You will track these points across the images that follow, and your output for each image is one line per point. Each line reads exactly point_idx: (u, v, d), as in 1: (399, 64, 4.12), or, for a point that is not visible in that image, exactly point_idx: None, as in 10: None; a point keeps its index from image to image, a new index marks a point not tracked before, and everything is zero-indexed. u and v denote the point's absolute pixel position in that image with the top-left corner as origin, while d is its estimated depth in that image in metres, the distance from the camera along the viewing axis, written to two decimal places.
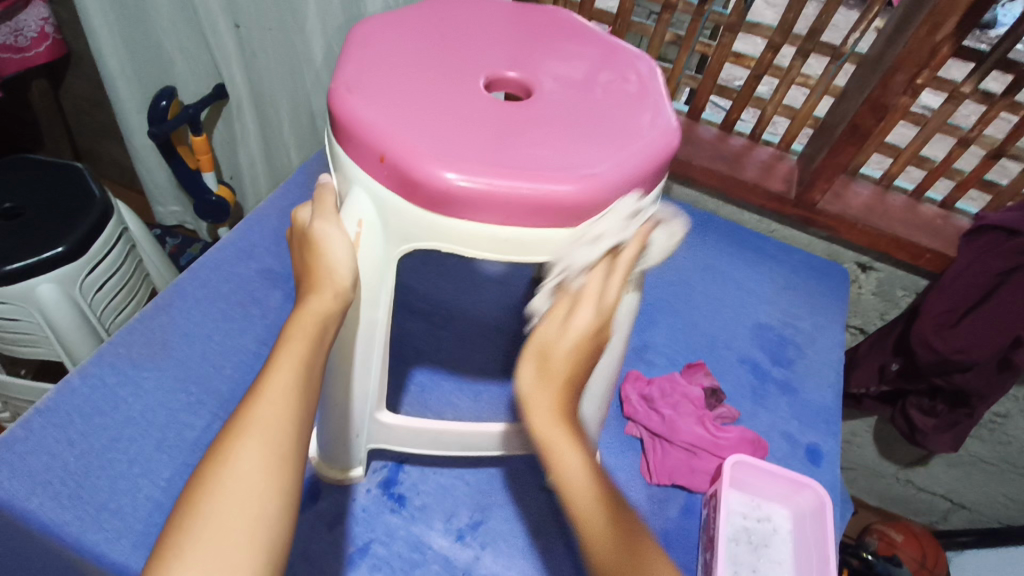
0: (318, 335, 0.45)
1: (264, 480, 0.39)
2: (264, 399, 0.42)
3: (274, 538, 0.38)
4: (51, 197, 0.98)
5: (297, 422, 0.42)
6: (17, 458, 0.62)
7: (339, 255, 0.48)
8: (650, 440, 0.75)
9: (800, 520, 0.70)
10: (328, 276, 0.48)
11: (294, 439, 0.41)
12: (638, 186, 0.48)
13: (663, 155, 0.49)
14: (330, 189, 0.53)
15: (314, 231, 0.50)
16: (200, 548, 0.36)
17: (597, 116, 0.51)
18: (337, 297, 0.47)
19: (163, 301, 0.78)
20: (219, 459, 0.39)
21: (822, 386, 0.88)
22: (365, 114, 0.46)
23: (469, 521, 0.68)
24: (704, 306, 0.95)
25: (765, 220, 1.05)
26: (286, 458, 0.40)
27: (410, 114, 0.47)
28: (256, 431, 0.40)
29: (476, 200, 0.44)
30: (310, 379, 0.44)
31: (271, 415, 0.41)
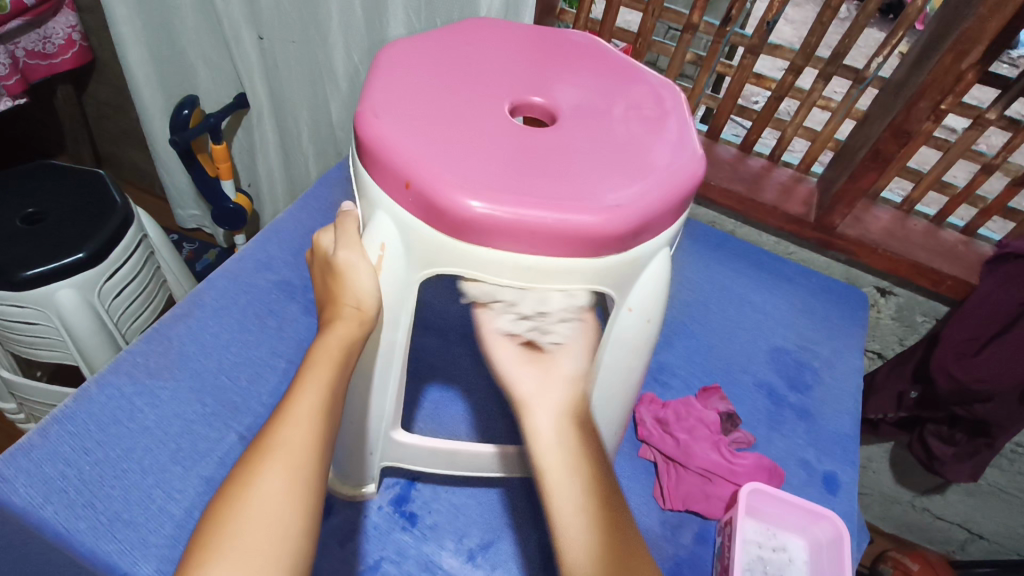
0: (343, 361, 0.47)
1: (288, 500, 0.40)
2: (289, 421, 0.44)
3: (295, 557, 0.39)
4: (73, 203, 1.00)
5: (318, 445, 0.44)
6: (33, 465, 0.63)
7: (363, 283, 0.49)
8: (665, 465, 0.74)
9: (817, 551, 0.69)
10: (352, 303, 0.48)
11: (316, 464, 0.43)
12: (663, 214, 0.48)
13: (688, 185, 0.49)
14: (352, 217, 0.54)
15: (339, 259, 0.50)
16: (225, 567, 0.37)
17: (620, 145, 0.50)
18: (361, 324, 0.48)
19: (181, 311, 0.79)
20: (243, 481, 0.41)
21: (840, 413, 0.86)
22: (390, 138, 0.46)
23: (480, 542, 0.67)
24: (721, 327, 0.94)
25: (782, 242, 1.04)
26: (309, 477, 0.42)
27: (434, 139, 0.47)
28: (279, 456, 0.42)
29: (500, 229, 0.44)
30: (334, 403, 0.46)
31: (296, 437, 0.43)
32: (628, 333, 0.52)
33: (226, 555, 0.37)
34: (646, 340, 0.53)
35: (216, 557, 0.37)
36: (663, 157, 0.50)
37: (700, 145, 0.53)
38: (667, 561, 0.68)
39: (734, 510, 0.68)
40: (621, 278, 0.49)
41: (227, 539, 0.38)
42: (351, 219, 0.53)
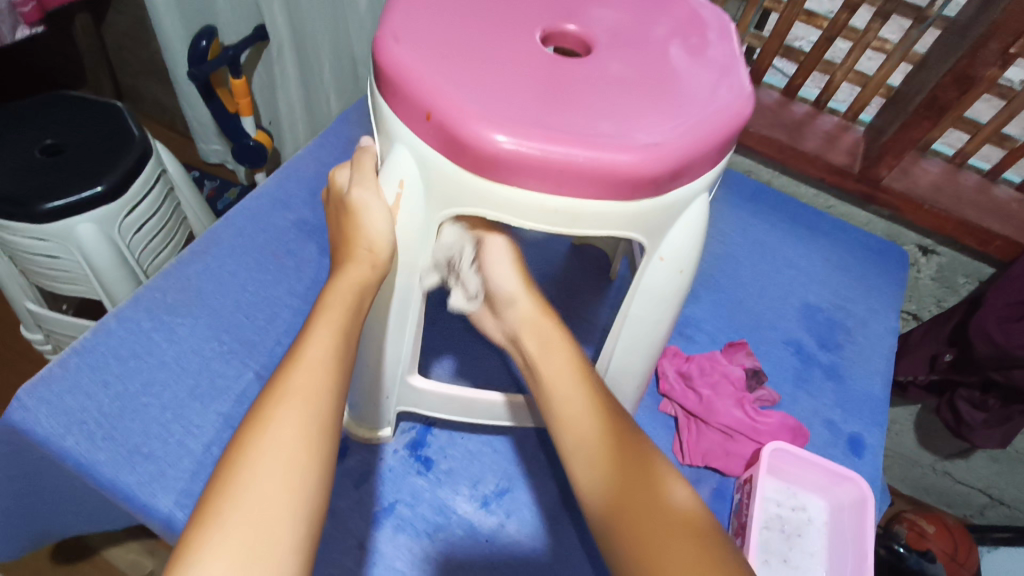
0: (356, 304, 0.45)
1: (303, 445, 0.38)
2: (301, 362, 0.42)
3: (310, 505, 0.37)
4: (92, 135, 0.98)
5: (331, 390, 0.42)
6: (55, 396, 0.63)
7: (379, 226, 0.46)
8: (685, 420, 0.73)
9: (838, 512, 0.68)
10: (366, 247, 0.46)
11: (330, 411, 0.41)
12: (706, 154, 0.44)
13: (733, 124, 0.45)
14: (369, 154, 0.50)
15: (352, 198, 0.47)
16: (240, 507, 0.35)
17: (660, 78, 0.46)
18: (373, 269, 0.46)
19: (199, 248, 0.78)
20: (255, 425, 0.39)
21: (871, 374, 0.83)
22: (411, 66, 0.42)
23: (495, 488, 0.67)
24: (751, 282, 0.90)
25: (822, 194, 0.99)
26: (324, 417, 0.40)
27: (458, 67, 0.43)
28: (292, 401, 0.40)
29: (526, 166, 0.40)
30: (349, 344, 0.44)
31: (308, 377, 0.41)
32: (659, 284, 0.48)
33: (237, 499, 0.35)
34: (678, 292, 0.49)
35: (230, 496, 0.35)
36: (708, 93, 0.46)
37: (748, 80, 0.48)
38: None
39: (755, 469, 0.67)
40: (654, 224, 0.45)
41: (239, 484, 0.36)
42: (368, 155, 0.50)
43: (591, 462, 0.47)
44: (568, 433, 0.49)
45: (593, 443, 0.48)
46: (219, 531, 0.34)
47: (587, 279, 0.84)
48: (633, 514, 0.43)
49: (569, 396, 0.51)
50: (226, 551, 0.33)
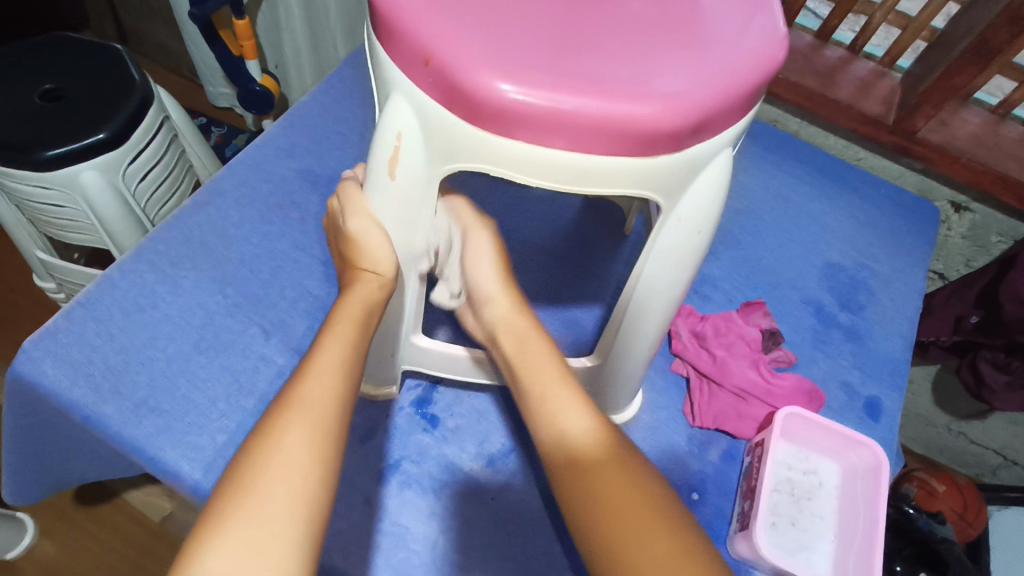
0: (364, 320, 0.47)
1: (311, 450, 0.39)
2: (310, 377, 0.43)
3: (316, 508, 0.38)
4: (91, 80, 0.94)
5: (339, 397, 0.43)
6: (60, 348, 0.63)
7: (380, 247, 0.48)
8: (697, 381, 0.71)
9: (850, 477, 0.66)
10: (372, 265, 0.49)
11: (339, 417, 0.42)
12: (733, 103, 0.40)
13: (765, 71, 0.40)
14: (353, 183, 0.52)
15: (349, 228, 0.49)
16: (246, 514, 0.35)
17: (685, 17, 0.42)
18: (382, 286, 0.49)
19: (201, 199, 0.76)
20: (264, 432, 0.39)
21: (893, 336, 0.81)
22: (408, 5, 0.38)
23: (502, 447, 0.66)
24: (772, 239, 0.87)
25: (852, 146, 0.94)
26: (330, 428, 0.41)
27: (460, 5, 0.39)
28: (302, 407, 0.41)
29: (534, 118, 0.37)
30: (356, 363, 0.45)
31: (317, 391, 0.42)
32: (675, 245, 0.45)
33: (246, 501, 0.36)
34: (696, 254, 0.46)
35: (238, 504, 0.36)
36: (738, 35, 0.41)
37: (783, 19, 0.43)
38: (692, 477, 0.66)
39: (768, 433, 0.65)
40: (671, 181, 0.42)
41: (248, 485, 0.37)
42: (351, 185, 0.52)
43: (561, 444, 0.47)
44: (541, 407, 0.49)
45: (567, 427, 0.47)
46: (227, 531, 0.35)
47: (601, 234, 0.81)
48: (597, 492, 0.43)
49: (546, 381, 0.50)
50: (228, 551, 0.34)
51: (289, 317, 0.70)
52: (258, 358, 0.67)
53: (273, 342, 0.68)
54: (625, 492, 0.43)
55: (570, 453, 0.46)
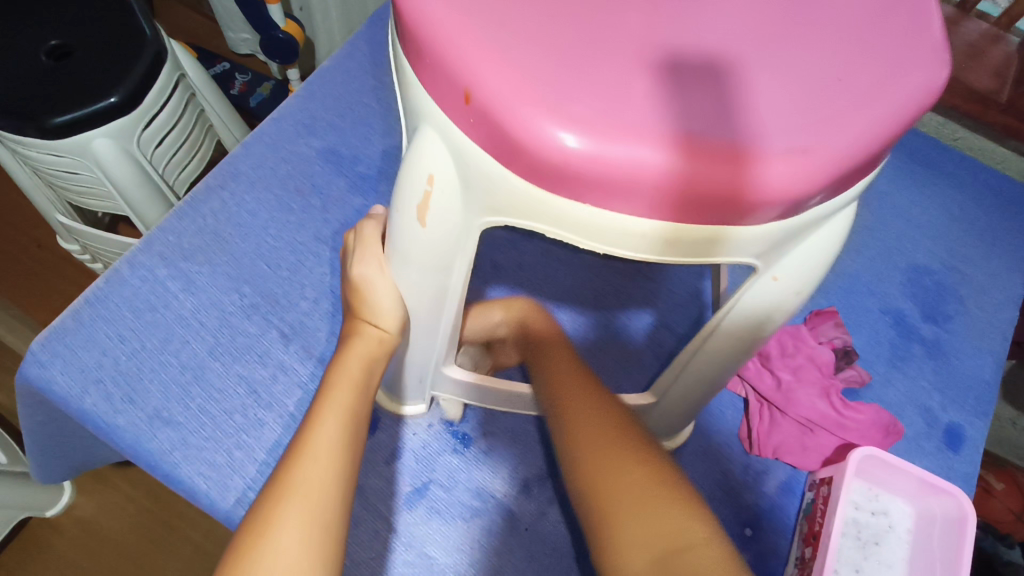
0: (364, 377, 0.45)
1: (306, 550, 0.35)
2: (307, 456, 0.39)
3: None
4: (100, 31, 0.84)
5: (339, 480, 0.39)
6: (70, 352, 0.59)
7: (384, 298, 0.44)
8: (757, 404, 0.64)
9: (925, 523, 0.60)
10: (378, 316, 0.44)
11: (338, 505, 0.38)
12: (870, 155, 0.30)
13: (920, 106, 0.31)
14: (372, 223, 0.48)
15: (353, 275, 0.46)
16: None
17: (810, 32, 0.32)
18: (382, 342, 0.45)
19: (216, 182, 0.69)
20: (256, 531, 0.35)
21: (981, 353, 0.71)
22: (445, 22, 0.30)
23: (537, 472, 0.61)
24: (848, 234, 0.76)
25: (949, 123, 0.81)
26: (328, 523, 0.37)
27: (513, 22, 0.30)
28: (296, 495, 0.37)
29: (607, 178, 0.29)
30: (356, 433, 0.42)
31: (313, 474, 0.38)
32: (763, 309, 0.37)
33: None
34: (785, 317, 0.39)
35: None
36: (879, 56, 0.32)
37: (939, 30, 0.33)
38: (745, 512, 0.60)
39: (838, 471, 0.58)
40: (770, 245, 0.34)
41: None
42: (370, 226, 0.48)
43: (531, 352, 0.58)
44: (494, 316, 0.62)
45: (536, 329, 0.60)
46: None
47: None
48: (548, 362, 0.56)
49: (522, 306, 0.62)
50: None
51: (310, 320, 0.65)
52: (277, 366, 0.62)
53: (293, 348, 0.63)
54: (570, 382, 0.52)
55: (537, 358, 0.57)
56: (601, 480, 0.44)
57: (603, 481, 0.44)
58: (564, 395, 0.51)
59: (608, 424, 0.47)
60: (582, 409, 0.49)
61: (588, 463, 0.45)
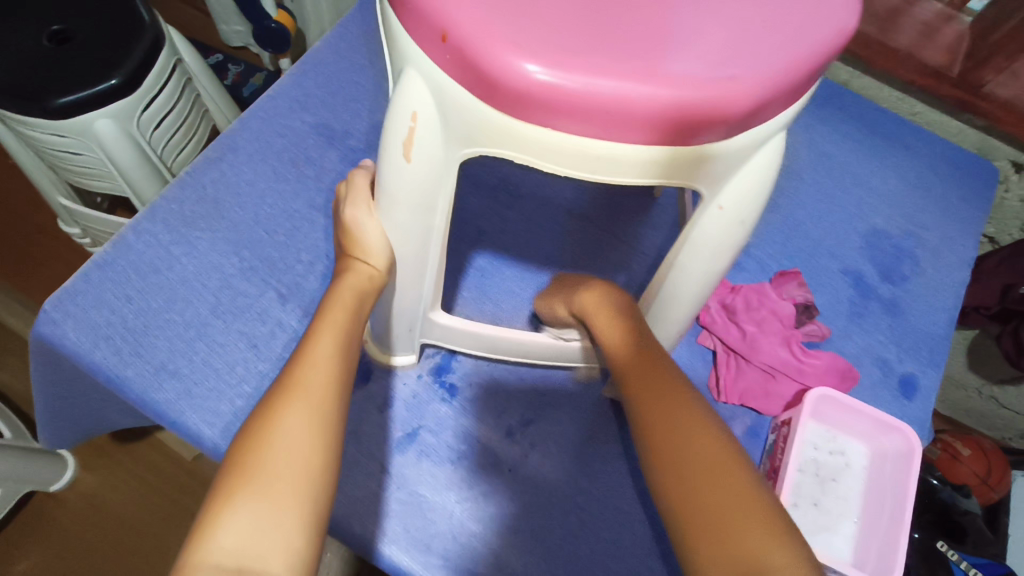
0: (356, 308, 0.49)
1: (310, 433, 0.40)
2: (309, 362, 0.44)
3: (318, 486, 0.39)
4: (99, 16, 0.87)
5: (337, 382, 0.44)
6: (80, 310, 0.62)
7: (372, 237, 0.48)
8: (724, 355, 0.68)
9: (879, 460, 0.65)
10: (367, 256, 0.49)
11: (338, 400, 0.43)
12: (790, 86, 0.36)
13: (832, 46, 0.36)
14: (361, 174, 0.53)
15: (346, 218, 0.50)
16: (254, 490, 0.37)
17: None
18: (372, 279, 0.49)
19: (214, 154, 0.73)
20: (266, 418, 0.40)
21: (934, 310, 0.76)
22: None
23: (520, 419, 0.65)
24: (812, 202, 0.81)
25: (907, 99, 0.86)
26: (329, 414, 0.42)
27: None
28: (300, 391, 0.42)
29: (567, 105, 0.34)
30: (351, 350, 0.47)
31: (315, 375, 0.43)
32: (713, 234, 0.42)
33: (254, 481, 0.37)
34: (736, 243, 0.44)
35: (247, 480, 0.37)
36: (800, 3, 0.37)
37: None
38: None
39: (796, 412, 0.63)
40: (709, 170, 0.39)
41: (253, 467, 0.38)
42: (360, 177, 0.53)
43: (612, 363, 0.51)
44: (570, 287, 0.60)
45: (614, 334, 0.52)
46: (236, 508, 0.36)
47: (630, 197, 0.76)
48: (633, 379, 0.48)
49: (597, 301, 0.55)
50: (240, 521, 0.36)
51: (306, 281, 0.69)
52: (276, 323, 0.66)
53: (290, 306, 0.67)
54: (656, 390, 0.46)
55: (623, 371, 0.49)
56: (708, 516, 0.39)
57: (703, 518, 0.39)
58: (651, 407, 0.45)
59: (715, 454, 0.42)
60: (674, 427, 0.44)
61: (696, 500, 0.40)
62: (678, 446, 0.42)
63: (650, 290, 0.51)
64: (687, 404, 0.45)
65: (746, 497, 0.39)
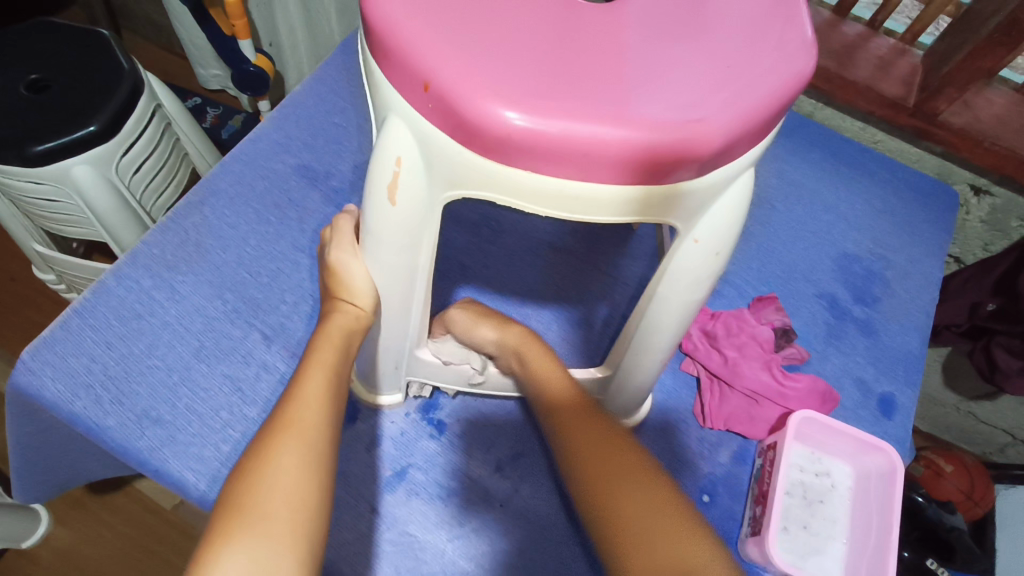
0: (343, 348, 0.49)
1: (303, 472, 0.40)
2: (297, 404, 0.44)
3: (312, 526, 0.38)
4: (77, 65, 0.87)
5: (327, 422, 0.44)
6: (60, 359, 0.61)
7: (358, 280, 0.49)
8: (708, 381, 0.69)
9: (863, 479, 0.66)
10: (352, 298, 0.49)
11: (328, 439, 0.43)
12: (757, 125, 0.38)
13: (793, 88, 0.38)
14: (346, 217, 0.54)
15: (331, 259, 0.51)
16: (248, 532, 0.36)
17: (705, 32, 0.39)
18: (359, 319, 0.50)
19: (196, 199, 0.73)
20: (257, 460, 0.40)
21: (907, 330, 0.79)
22: (403, 26, 0.36)
23: (509, 453, 0.65)
24: (785, 229, 0.84)
25: (869, 128, 0.89)
26: (320, 454, 0.41)
27: (458, 26, 0.36)
28: (291, 431, 0.42)
29: (544, 148, 0.35)
30: (339, 390, 0.47)
31: (305, 415, 0.43)
32: (691, 266, 0.44)
33: (248, 524, 0.37)
34: (713, 273, 0.45)
35: (241, 523, 0.37)
36: (762, 48, 0.39)
37: (810, 26, 0.41)
38: (704, 480, 0.65)
39: (781, 436, 0.64)
40: (685, 206, 0.41)
41: (246, 510, 0.37)
42: (344, 220, 0.53)
43: (547, 398, 0.56)
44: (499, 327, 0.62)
45: (552, 384, 0.56)
46: (230, 553, 0.35)
47: (609, 229, 0.78)
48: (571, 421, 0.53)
49: (531, 345, 0.59)
50: (235, 565, 0.35)
51: (290, 321, 0.69)
52: (260, 365, 0.66)
53: (275, 348, 0.67)
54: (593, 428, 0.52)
55: (557, 412, 0.54)
56: (639, 532, 0.44)
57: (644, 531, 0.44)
58: (586, 442, 0.51)
59: (637, 475, 0.48)
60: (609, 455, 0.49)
61: (629, 516, 0.45)
62: (608, 468, 0.48)
63: (632, 321, 0.52)
64: (615, 436, 0.51)
65: (670, 511, 0.45)
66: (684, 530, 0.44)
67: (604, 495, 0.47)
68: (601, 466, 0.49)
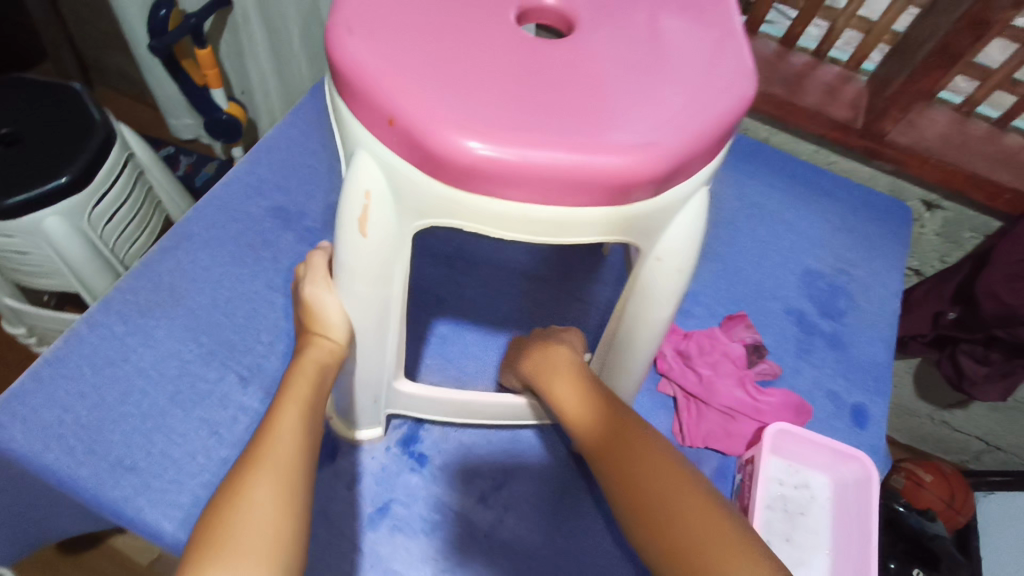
0: (319, 382, 0.49)
1: (278, 506, 0.40)
2: (274, 438, 0.44)
3: (289, 559, 0.38)
4: (49, 118, 0.88)
5: (303, 455, 0.44)
6: (31, 411, 0.61)
7: (333, 314, 0.50)
8: (685, 401, 0.71)
9: (841, 489, 0.67)
10: (327, 331, 0.50)
11: (304, 472, 0.43)
12: (706, 147, 0.40)
13: (738, 112, 0.41)
14: (319, 254, 0.55)
15: (305, 294, 0.51)
16: (223, 567, 0.36)
17: (653, 65, 0.42)
18: (334, 352, 0.50)
19: (170, 243, 0.74)
20: (233, 495, 0.40)
21: (873, 341, 0.81)
22: (369, 66, 0.38)
23: (491, 483, 0.65)
24: (750, 249, 0.87)
25: (822, 150, 0.94)
26: (296, 488, 0.41)
27: (421, 65, 0.38)
28: (267, 465, 0.42)
29: (507, 175, 0.37)
30: (316, 424, 0.47)
31: (281, 449, 0.43)
32: (656, 284, 0.46)
33: (222, 560, 0.36)
34: (677, 291, 0.47)
35: (215, 559, 0.36)
36: (708, 78, 0.41)
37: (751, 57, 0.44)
38: None
39: (757, 450, 0.65)
40: (644, 226, 0.43)
41: (221, 546, 0.37)
42: (318, 257, 0.54)
43: (575, 426, 0.54)
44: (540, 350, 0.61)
45: (574, 411, 0.55)
46: None
47: (581, 256, 0.80)
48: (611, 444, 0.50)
49: (545, 368, 0.59)
50: None
51: (267, 361, 0.69)
52: (237, 407, 0.66)
53: (252, 389, 0.67)
54: (631, 450, 0.49)
55: (591, 441, 0.52)
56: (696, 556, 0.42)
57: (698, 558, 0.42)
58: (628, 466, 0.48)
59: (683, 494, 0.45)
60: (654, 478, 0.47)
61: (678, 541, 0.43)
62: (654, 494, 0.46)
63: (605, 340, 0.53)
64: (658, 455, 0.48)
65: (717, 521, 0.43)
66: (739, 550, 0.41)
67: (653, 520, 0.45)
68: (646, 495, 0.46)
